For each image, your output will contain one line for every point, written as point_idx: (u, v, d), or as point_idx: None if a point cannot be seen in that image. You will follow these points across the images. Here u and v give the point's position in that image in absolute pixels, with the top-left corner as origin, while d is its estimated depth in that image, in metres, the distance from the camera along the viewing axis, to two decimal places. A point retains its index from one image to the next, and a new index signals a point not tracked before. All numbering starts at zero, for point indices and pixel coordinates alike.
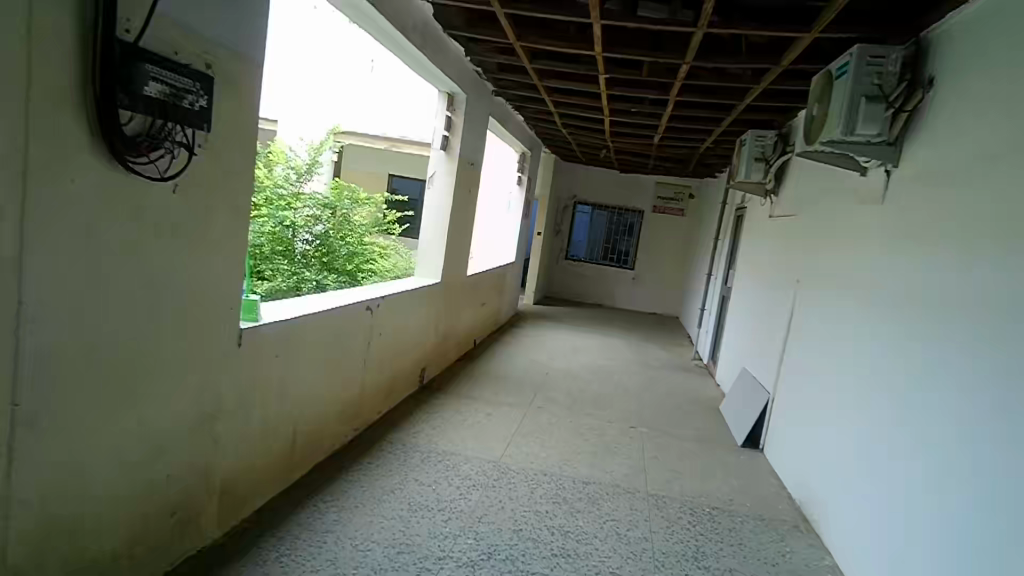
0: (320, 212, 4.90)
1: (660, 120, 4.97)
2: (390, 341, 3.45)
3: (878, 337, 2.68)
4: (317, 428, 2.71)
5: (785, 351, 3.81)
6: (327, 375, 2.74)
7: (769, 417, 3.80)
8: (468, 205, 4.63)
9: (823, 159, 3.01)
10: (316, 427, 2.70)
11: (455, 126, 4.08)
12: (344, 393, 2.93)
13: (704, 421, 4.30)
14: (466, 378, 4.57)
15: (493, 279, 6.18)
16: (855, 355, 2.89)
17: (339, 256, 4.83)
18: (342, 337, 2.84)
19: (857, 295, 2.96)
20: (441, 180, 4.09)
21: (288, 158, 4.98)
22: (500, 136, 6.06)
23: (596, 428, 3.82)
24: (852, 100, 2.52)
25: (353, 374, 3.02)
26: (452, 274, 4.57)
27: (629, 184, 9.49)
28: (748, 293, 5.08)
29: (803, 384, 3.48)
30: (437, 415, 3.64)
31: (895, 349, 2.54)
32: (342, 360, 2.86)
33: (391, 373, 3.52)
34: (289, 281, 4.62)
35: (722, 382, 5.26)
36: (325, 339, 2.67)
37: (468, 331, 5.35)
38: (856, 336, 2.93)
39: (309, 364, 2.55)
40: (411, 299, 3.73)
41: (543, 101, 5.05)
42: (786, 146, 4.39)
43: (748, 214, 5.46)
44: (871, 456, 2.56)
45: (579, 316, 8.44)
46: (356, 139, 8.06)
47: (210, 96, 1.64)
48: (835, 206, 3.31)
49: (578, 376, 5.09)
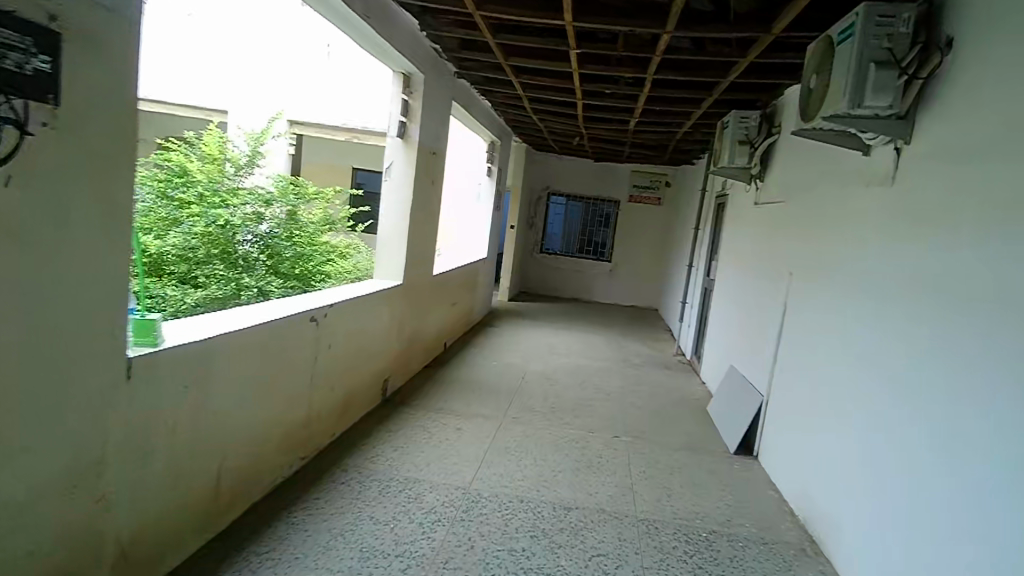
0: (261, 211, 4.48)
1: (636, 103, 4.63)
2: (343, 353, 3.05)
3: (875, 332, 2.41)
4: (251, 463, 2.32)
5: (777, 348, 3.52)
6: (261, 399, 2.34)
7: (763, 421, 3.51)
8: (432, 198, 4.24)
9: (822, 137, 2.70)
10: (247, 461, 2.30)
11: (412, 109, 3.66)
12: (285, 417, 2.53)
13: (692, 426, 4.01)
14: (434, 387, 4.19)
15: (463, 276, 5.80)
16: (849, 351, 2.62)
17: (284, 258, 4.43)
18: (280, 353, 2.44)
19: (851, 286, 2.68)
20: (399, 171, 3.68)
21: (224, 158, 4.57)
22: (466, 123, 5.66)
23: (577, 440, 3.49)
24: (860, 65, 2.19)
25: (298, 395, 2.62)
26: (416, 274, 4.18)
27: (604, 174, 9.18)
28: (733, 285, 4.80)
29: (793, 383, 3.20)
30: (400, 433, 3.26)
31: (893, 344, 2.27)
32: (281, 380, 2.47)
33: (345, 389, 3.13)
34: (228, 288, 4.14)
35: (708, 380, 4.97)
36: (256, 358, 2.26)
37: (437, 334, 4.97)
38: (848, 331, 2.66)
39: (236, 388, 2.15)
40: (368, 304, 3.34)
41: (511, 83, 4.67)
42: (773, 127, 4.08)
43: (730, 201, 5.17)
44: (875, 469, 2.27)
45: (556, 312, 8.11)
46: (314, 131, 7.45)
47: (52, 58, 1.23)
48: (831, 190, 3.01)
49: (556, 379, 4.75)
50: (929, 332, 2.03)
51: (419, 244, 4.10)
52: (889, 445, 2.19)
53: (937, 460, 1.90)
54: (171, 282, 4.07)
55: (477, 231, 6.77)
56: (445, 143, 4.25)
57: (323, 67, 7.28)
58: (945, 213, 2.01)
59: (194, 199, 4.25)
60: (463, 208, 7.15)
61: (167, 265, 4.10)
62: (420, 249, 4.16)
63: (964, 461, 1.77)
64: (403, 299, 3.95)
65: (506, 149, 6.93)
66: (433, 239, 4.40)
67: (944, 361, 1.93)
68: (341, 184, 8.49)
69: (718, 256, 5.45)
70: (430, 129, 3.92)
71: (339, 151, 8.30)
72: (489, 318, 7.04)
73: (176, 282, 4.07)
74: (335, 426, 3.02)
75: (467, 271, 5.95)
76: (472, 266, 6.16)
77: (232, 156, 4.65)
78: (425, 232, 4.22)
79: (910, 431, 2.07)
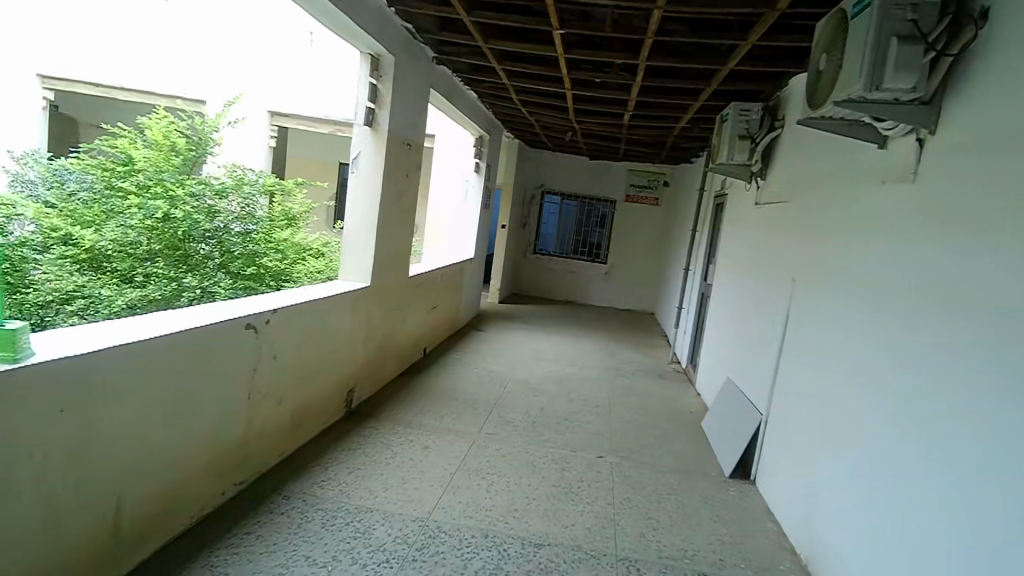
0: (202, 207, 5.18)
1: (629, 94, 4.32)
2: (295, 363, 2.74)
3: (879, 349, 2.10)
4: (168, 488, 2.02)
5: (777, 362, 3.20)
6: (183, 415, 2.05)
7: (762, 442, 3.19)
8: (409, 194, 3.93)
9: (831, 128, 2.39)
10: (164, 487, 2.00)
11: (381, 95, 3.34)
12: (213, 438, 2.22)
13: (685, 444, 3.69)
14: (407, 397, 3.88)
15: (446, 277, 5.49)
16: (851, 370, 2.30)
17: (232, 256, 5.17)
18: (210, 361, 2.15)
19: (856, 295, 2.36)
20: (367, 162, 3.36)
21: (172, 149, 5.40)
22: (450, 115, 5.35)
23: (557, 460, 3.18)
24: (880, 39, 1.86)
25: (231, 411, 2.31)
26: (391, 275, 3.87)
27: (600, 172, 8.87)
28: (731, 292, 4.48)
29: (791, 401, 2.89)
30: (359, 451, 2.95)
31: (897, 362, 1.97)
32: (210, 393, 2.18)
33: (297, 402, 2.82)
34: (169, 287, 4.72)
35: (704, 392, 4.66)
36: (169, 372, 1.95)
37: (414, 338, 4.66)
38: (850, 346, 2.35)
39: (144, 403, 1.86)
40: (327, 309, 3.03)
41: (496, 71, 4.35)
42: (776, 120, 3.78)
43: (729, 202, 4.85)
44: (875, 507, 1.96)
45: (547, 315, 7.80)
46: (296, 123, 7.17)
47: None
48: (839, 188, 2.70)
49: (540, 389, 4.44)
50: (935, 346, 1.75)
51: (392, 243, 3.79)
52: (891, 481, 1.89)
53: (942, 501, 1.61)
54: (113, 280, 4.61)
55: (465, 228, 6.47)
56: (422, 134, 3.94)
57: (305, 55, 7.11)
58: (967, 213, 1.71)
59: (158, 186, 5.05)
60: (451, 205, 6.85)
61: (111, 261, 4.63)
62: (394, 247, 3.84)
63: (975, 504, 1.49)
64: (374, 303, 3.64)
65: (496, 144, 6.63)
66: (409, 238, 4.09)
67: (951, 379, 1.66)
68: (326, 179, 8.16)
69: (716, 260, 5.13)
70: (403, 117, 3.60)
71: (328, 144, 7.99)
72: (476, 321, 6.72)
73: (119, 279, 4.63)
74: (281, 444, 2.71)
75: (451, 272, 5.64)
76: (458, 266, 5.86)
77: (188, 147, 5.56)
78: (400, 229, 3.90)
79: (915, 467, 1.77)
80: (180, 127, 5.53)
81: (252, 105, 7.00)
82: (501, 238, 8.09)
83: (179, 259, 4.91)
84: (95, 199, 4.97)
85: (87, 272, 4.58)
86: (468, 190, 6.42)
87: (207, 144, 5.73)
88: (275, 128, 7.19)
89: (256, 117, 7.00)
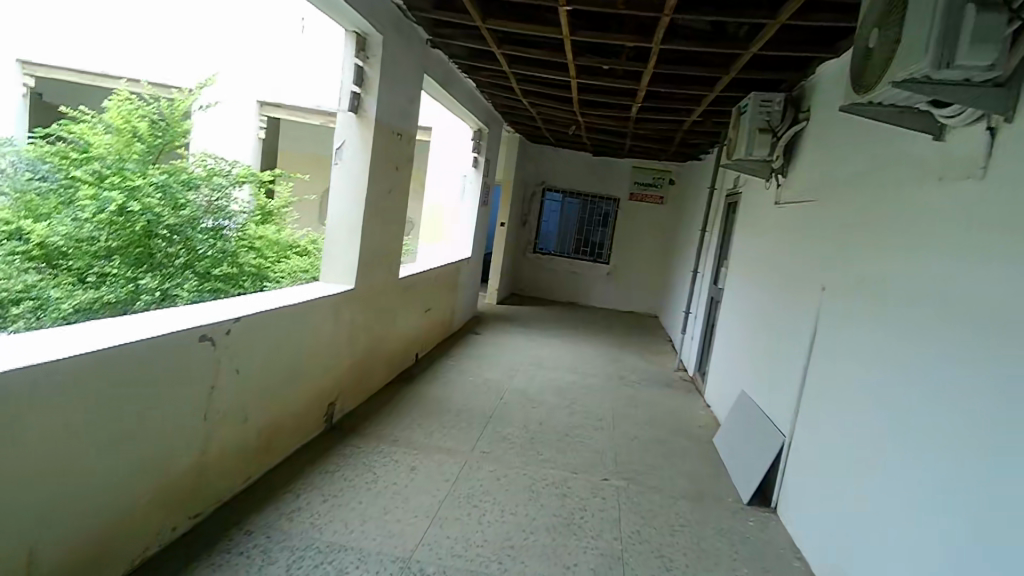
0: (166, 199, 4.87)
1: (639, 84, 4.01)
2: (265, 374, 2.45)
3: (931, 371, 1.80)
4: (110, 525, 1.74)
5: (801, 379, 2.90)
6: (126, 440, 1.77)
7: (784, 466, 2.88)
8: (400, 188, 3.62)
9: (878, 116, 2.08)
10: (104, 524, 1.72)
11: (368, 79, 3.03)
12: (161, 464, 1.92)
13: (698, 464, 3.39)
14: (395, 408, 3.58)
15: (442, 277, 5.18)
16: (896, 394, 2.01)
17: (197, 253, 4.86)
18: (161, 376, 1.87)
19: (900, 308, 2.06)
20: (352, 153, 3.05)
21: (134, 134, 5.19)
22: (447, 105, 5.03)
23: (557, 484, 2.87)
24: (952, 6, 1.54)
25: (183, 432, 2.01)
26: (380, 277, 3.57)
27: (604, 169, 8.55)
28: (746, 298, 4.18)
29: (818, 423, 2.59)
30: (337, 474, 2.64)
31: (953, 389, 1.68)
32: (162, 413, 1.90)
33: (267, 418, 2.52)
34: (127, 286, 4.35)
35: (715, 404, 4.35)
36: (105, 390, 1.66)
37: (406, 343, 4.36)
38: (894, 366, 2.05)
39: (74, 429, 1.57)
40: (305, 313, 2.73)
41: (496, 58, 4.03)
42: (800, 113, 3.48)
43: (743, 200, 4.55)
44: (927, 562, 1.66)
45: (548, 317, 7.49)
46: (287, 114, 6.83)
47: None
48: (880, 187, 2.39)
49: (540, 399, 4.14)
50: (1006, 371, 1.48)
51: (381, 241, 3.48)
52: (943, 526, 1.62)
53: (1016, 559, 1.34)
54: (67, 279, 4.25)
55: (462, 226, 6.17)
56: (414, 124, 3.63)
57: (296, 43, 6.72)
58: None
59: (118, 176, 4.80)
60: (449, 201, 6.53)
61: (65, 259, 4.30)
62: (384, 246, 3.54)
63: None
64: (361, 306, 3.34)
65: (496, 138, 6.32)
66: (401, 237, 3.79)
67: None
68: (319, 173, 7.84)
69: (727, 263, 4.83)
70: (393, 105, 3.29)
71: (321, 136, 7.68)
72: (473, 323, 6.42)
73: (73, 279, 4.27)
74: (247, 466, 2.41)
75: (447, 272, 5.34)
76: (454, 265, 5.55)
77: (155, 133, 5.31)
78: (390, 227, 3.59)
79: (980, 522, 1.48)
80: (144, 112, 5.31)
81: (240, 94, 6.68)
82: (500, 236, 7.78)
83: (143, 256, 4.59)
84: (54, 189, 4.71)
85: (41, 270, 4.24)
86: (466, 186, 6.11)
87: (177, 130, 5.45)
88: (264, 119, 6.87)
89: (244, 107, 6.67)
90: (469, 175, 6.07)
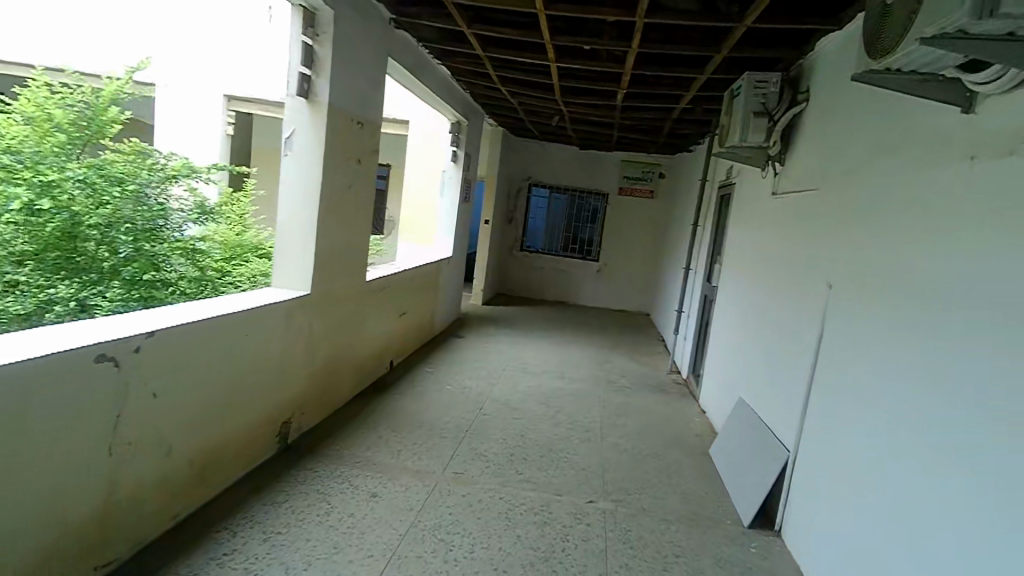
0: (89, 195, 4.32)
1: (622, 67, 3.70)
2: (192, 395, 2.11)
3: (975, 386, 1.50)
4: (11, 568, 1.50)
5: (804, 387, 2.62)
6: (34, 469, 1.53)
7: (789, 486, 2.59)
8: (364, 182, 3.30)
9: (897, 86, 1.80)
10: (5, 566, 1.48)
11: (321, 60, 2.70)
12: (69, 502, 1.65)
13: (692, 479, 3.10)
14: (361, 424, 3.27)
15: (420, 279, 4.85)
16: (927, 409, 1.70)
17: (125, 257, 4.32)
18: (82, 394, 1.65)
19: (928, 309, 1.76)
20: (304, 143, 2.74)
21: (50, 121, 4.55)
22: (421, 95, 4.70)
23: (537, 509, 2.57)
24: None
25: (94, 465, 1.73)
26: (342, 280, 3.24)
27: (592, 163, 8.25)
28: (743, 296, 3.89)
29: (830, 439, 2.29)
30: (285, 506, 2.33)
31: (1012, 410, 1.37)
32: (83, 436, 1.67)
33: (198, 445, 2.19)
34: (37, 297, 3.88)
35: (711, 411, 4.07)
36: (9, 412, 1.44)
37: (378, 351, 4.03)
38: (922, 377, 1.75)
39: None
40: (245, 323, 2.40)
41: (467, 40, 3.72)
42: (799, 93, 3.19)
43: (737, 191, 4.25)
44: None
45: (535, 317, 7.19)
46: (257, 109, 6.47)
47: None
48: (894, 171, 2.10)
49: (523, 409, 3.83)
50: None
51: (343, 240, 3.16)
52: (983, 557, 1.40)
53: None
54: None
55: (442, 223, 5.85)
56: (377, 111, 3.31)
57: (265, 33, 6.33)
58: None
59: (29, 170, 4.20)
60: (428, 198, 6.21)
61: None
62: (346, 245, 3.21)
63: None
64: (319, 312, 3.01)
65: (476, 131, 6.00)
66: (367, 236, 3.46)
67: None
68: None
69: (722, 259, 4.54)
70: (351, 90, 2.96)
71: None
72: (455, 326, 6.10)
73: None
74: (172, 503, 2.07)
75: (426, 272, 5.01)
76: (434, 266, 5.23)
77: (78, 124, 4.70)
78: (353, 224, 3.27)
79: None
80: (66, 98, 4.71)
81: (205, 89, 6.32)
82: (485, 235, 7.46)
83: (61, 261, 4.11)
84: None
85: None
86: (444, 182, 5.79)
87: (109, 116, 4.81)
88: (231, 114, 6.51)
89: (208, 102, 6.31)
90: (447, 170, 5.75)
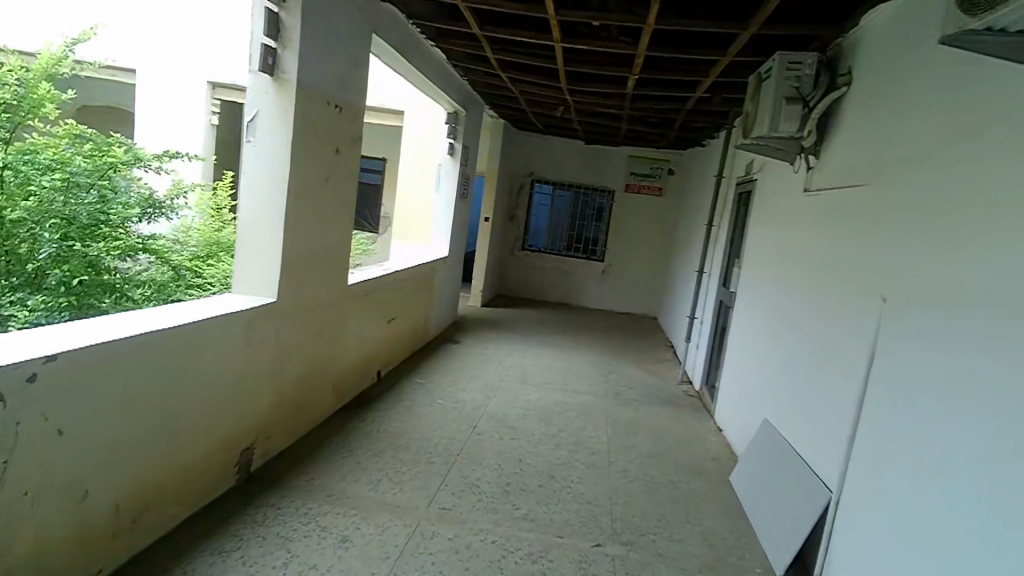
0: (9, 186, 3.76)
1: (636, 48, 3.32)
2: (115, 426, 1.74)
3: (1004, 403, 1.44)
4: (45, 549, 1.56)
5: (846, 415, 2.26)
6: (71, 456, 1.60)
7: (831, 533, 2.20)
8: (345, 174, 2.92)
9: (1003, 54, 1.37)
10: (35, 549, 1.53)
11: (288, 31, 2.32)
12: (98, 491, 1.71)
13: (713, 515, 2.73)
14: (339, 447, 2.90)
15: (412, 282, 4.47)
16: (1006, 447, 1.41)
17: (50, 256, 3.72)
18: (118, 388, 1.73)
19: (942, 323, 1.76)
20: (270, 127, 2.37)
21: None
22: (414, 80, 4.32)
23: (536, 556, 2.20)
24: None
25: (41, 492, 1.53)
26: (319, 285, 2.88)
27: (597, 159, 7.86)
28: (766, 305, 3.50)
29: (885, 484, 1.91)
30: (235, 556, 1.96)
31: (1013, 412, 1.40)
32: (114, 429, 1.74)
33: (126, 484, 1.82)
34: None
35: (729, 430, 3.69)
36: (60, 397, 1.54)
37: (362, 361, 3.65)
38: (937, 394, 1.73)
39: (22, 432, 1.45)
40: (194, 337, 2.03)
41: (462, 17, 3.33)
42: (838, 77, 2.80)
43: (760, 188, 3.87)
44: None
45: (537, 320, 6.82)
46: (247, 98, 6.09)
47: None
48: (972, 163, 1.73)
49: (521, 428, 3.47)
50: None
51: (320, 239, 2.79)
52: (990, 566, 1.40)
53: None
54: None
55: (438, 221, 5.47)
56: (359, 94, 2.92)
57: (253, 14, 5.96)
58: None
59: None
60: (424, 194, 5.83)
61: None
62: (324, 246, 2.84)
63: None
64: (290, 321, 2.64)
65: (475, 122, 5.62)
66: (349, 236, 3.10)
67: None
68: None
69: (740, 261, 4.16)
70: (328, 66, 2.58)
71: None
72: (451, 330, 5.73)
73: None
74: (88, 558, 1.70)
75: (419, 274, 4.64)
76: (428, 266, 4.85)
77: (5, 104, 4.03)
78: (332, 221, 2.89)
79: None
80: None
81: (187, 76, 5.95)
82: (484, 233, 7.09)
83: None
84: None
85: None
86: (440, 177, 5.42)
87: (42, 93, 4.16)
88: (216, 102, 6.12)
89: (191, 90, 5.95)
90: (442, 164, 5.38)
